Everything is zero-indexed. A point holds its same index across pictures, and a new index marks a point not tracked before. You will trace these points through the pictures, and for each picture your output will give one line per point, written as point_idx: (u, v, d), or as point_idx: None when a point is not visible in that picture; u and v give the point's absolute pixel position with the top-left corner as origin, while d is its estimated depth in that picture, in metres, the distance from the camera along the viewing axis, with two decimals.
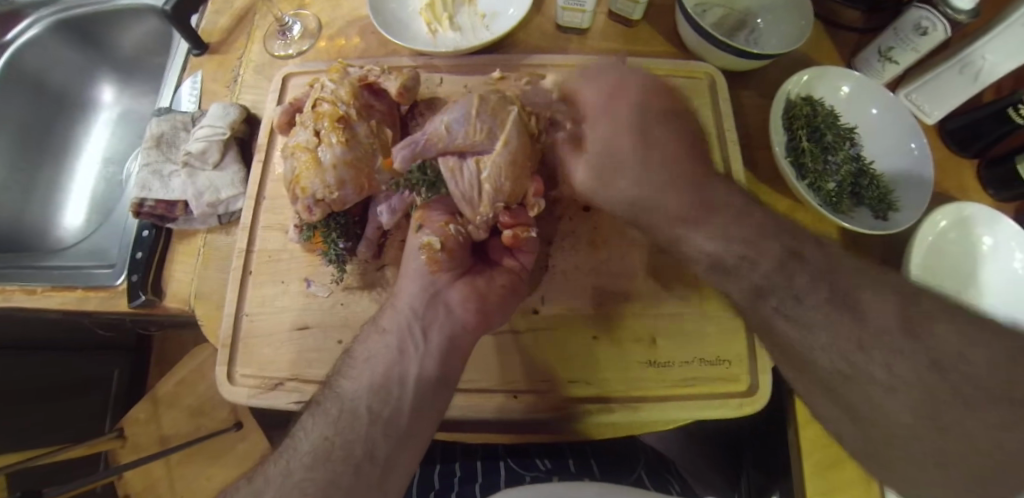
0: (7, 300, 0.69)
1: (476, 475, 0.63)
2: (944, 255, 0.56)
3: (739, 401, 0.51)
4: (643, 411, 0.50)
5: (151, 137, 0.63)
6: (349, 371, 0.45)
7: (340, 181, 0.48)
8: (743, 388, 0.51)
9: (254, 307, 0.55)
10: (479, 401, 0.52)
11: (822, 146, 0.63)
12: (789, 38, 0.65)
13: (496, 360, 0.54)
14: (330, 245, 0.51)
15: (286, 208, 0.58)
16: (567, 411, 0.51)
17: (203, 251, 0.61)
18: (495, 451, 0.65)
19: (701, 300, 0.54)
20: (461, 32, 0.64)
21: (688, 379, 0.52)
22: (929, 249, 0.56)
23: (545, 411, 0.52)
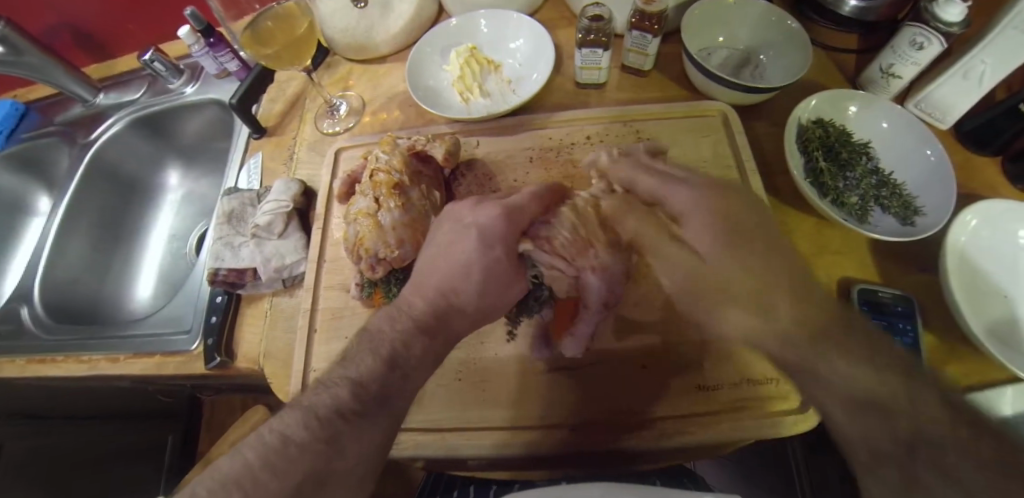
0: (93, 368, 0.76)
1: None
2: (983, 251, 0.58)
3: (793, 418, 0.52)
4: (699, 434, 0.52)
5: (222, 213, 0.71)
6: (348, 375, 0.42)
7: (399, 239, 0.53)
8: (796, 405, 0.53)
9: (321, 361, 0.59)
10: (535, 439, 0.54)
11: (836, 161, 0.66)
12: (792, 66, 0.70)
13: (550, 396, 0.56)
14: (391, 299, 0.56)
15: (346, 268, 0.64)
16: (623, 441, 0.53)
17: (270, 313, 0.67)
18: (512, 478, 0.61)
19: None
20: (491, 98, 0.72)
21: (739, 401, 0.53)
22: (966, 248, 0.57)
23: (599, 441, 0.53)
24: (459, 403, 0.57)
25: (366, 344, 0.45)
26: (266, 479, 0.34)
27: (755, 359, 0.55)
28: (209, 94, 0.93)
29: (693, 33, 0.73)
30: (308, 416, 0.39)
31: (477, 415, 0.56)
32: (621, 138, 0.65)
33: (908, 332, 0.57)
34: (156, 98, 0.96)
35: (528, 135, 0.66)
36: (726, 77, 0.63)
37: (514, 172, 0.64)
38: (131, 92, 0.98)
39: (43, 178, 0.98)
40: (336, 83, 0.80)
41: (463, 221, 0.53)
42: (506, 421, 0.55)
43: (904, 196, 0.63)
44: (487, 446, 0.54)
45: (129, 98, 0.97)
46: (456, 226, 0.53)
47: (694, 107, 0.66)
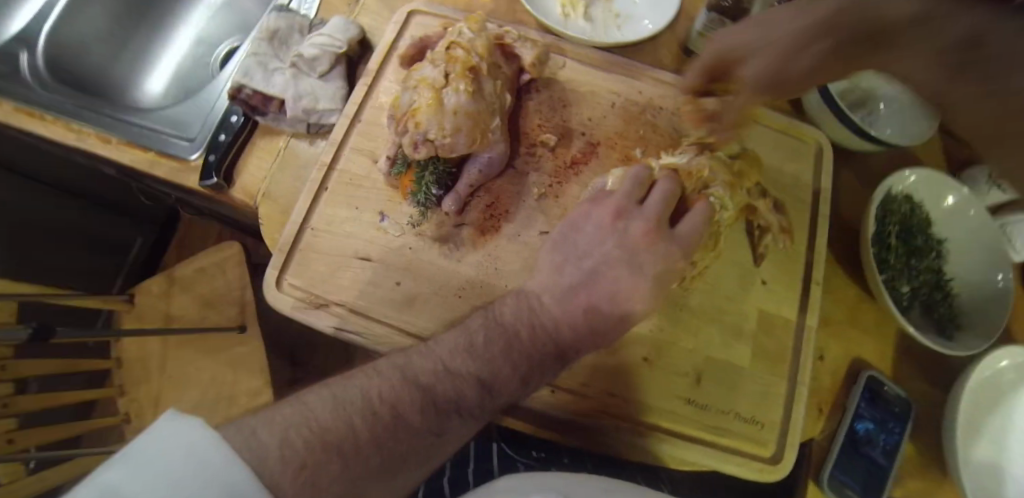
0: (82, 142, 0.69)
1: (469, 457, 0.66)
2: (993, 387, 0.61)
3: (759, 464, 0.51)
4: (667, 446, 0.51)
5: (266, 29, 0.63)
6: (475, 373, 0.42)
7: (455, 126, 0.48)
8: (766, 454, 0.52)
9: (322, 223, 0.54)
10: None
11: (902, 255, 0.64)
12: (904, 130, 0.64)
13: None
14: (423, 187, 0.52)
15: (381, 138, 0.58)
16: (593, 420, 0.51)
17: (284, 154, 0.62)
18: (489, 434, 0.68)
19: (751, 358, 0.55)
20: (593, 24, 0.64)
21: (717, 428, 0.52)
22: (980, 378, 0.60)
23: (574, 412, 0.51)
24: (450, 315, 0.51)
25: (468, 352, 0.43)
26: (368, 450, 0.36)
27: (757, 394, 0.54)
28: None
29: None
30: (424, 398, 0.40)
31: None
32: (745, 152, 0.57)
33: (896, 433, 0.58)
34: None
35: (613, 77, 0.60)
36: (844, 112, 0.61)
37: (590, 109, 0.58)
38: None
39: None
40: None
41: (625, 263, 0.47)
42: None
43: (953, 305, 0.62)
44: None
45: None
46: (619, 258, 0.47)
47: (801, 127, 0.65)
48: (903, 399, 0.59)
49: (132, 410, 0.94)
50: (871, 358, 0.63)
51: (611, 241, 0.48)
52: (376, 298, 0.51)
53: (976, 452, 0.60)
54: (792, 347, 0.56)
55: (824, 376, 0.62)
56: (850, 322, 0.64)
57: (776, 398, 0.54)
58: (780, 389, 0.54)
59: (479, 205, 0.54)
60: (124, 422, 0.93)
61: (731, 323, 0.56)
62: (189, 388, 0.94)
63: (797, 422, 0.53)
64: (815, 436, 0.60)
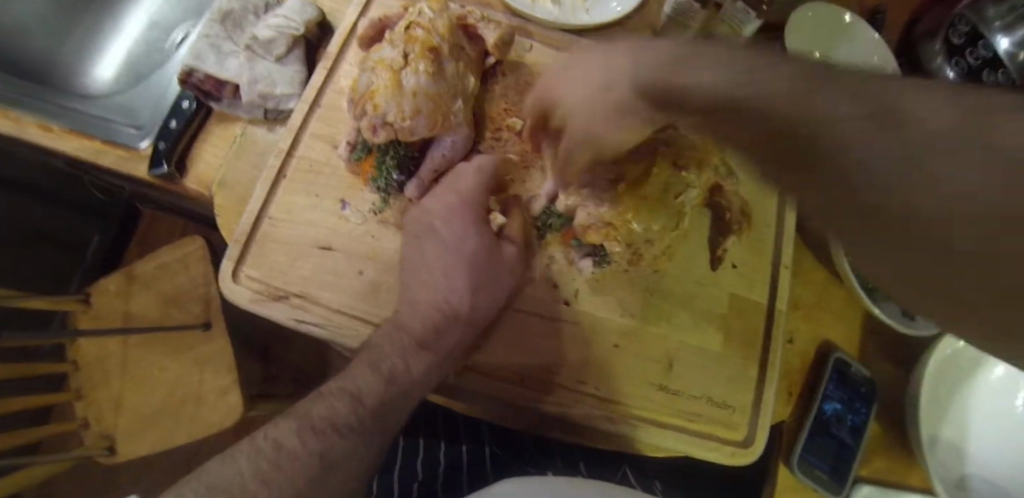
0: (19, 130, 0.65)
1: (462, 463, 0.63)
2: (955, 368, 0.62)
3: (732, 448, 0.52)
4: (643, 433, 0.50)
5: (218, 9, 0.60)
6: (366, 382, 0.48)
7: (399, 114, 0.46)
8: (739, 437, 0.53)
9: (280, 212, 0.52)
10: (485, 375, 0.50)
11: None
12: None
13: (511, 337, 0.51)
14: (383, 172, 0.51)
15: (342, 122, 0.55)
16: (568, 411, 0.50)
17: (239, 141, 0.59)
18: (481, 435, 0.66)
19: (723, 342, 0.55)
20: (562, 9, 0.62)
21: (691, 414, 0.52)
22: (943, 360, 0.61)
23: (547, 400, 0.50)
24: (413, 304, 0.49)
25: (402, 343, 0.47)
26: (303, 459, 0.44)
27: (724, 379, 0.54)
28: None
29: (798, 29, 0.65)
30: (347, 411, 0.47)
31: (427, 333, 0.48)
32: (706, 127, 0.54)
33: (862, 413, 0.60)
34: None
35: None
36: None
37: None
38: None
39: None
40: None
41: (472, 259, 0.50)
42: None
43: None
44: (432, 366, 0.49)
45: None
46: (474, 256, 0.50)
47: None
48: (866, 379, 0.61)
49: (89, 413, 0.90)
50: (840, 338, 0.64)
51: (481, 249, 0.50)
52: (339, 289, 0.49)
53: (939, 433, 0.61)
54: (763, 332, 0.56)
55: (796, 359, 0.62)
56: (819, 305, 0.64)
57: (748, 381, 0.54)
58: (751, 373, 0.55)
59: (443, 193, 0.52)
60: (81, 426, 0.89)
61: (701, 307, 0.55)
62: (152, 390, 0.91)
63: (768, 405, 0.53)
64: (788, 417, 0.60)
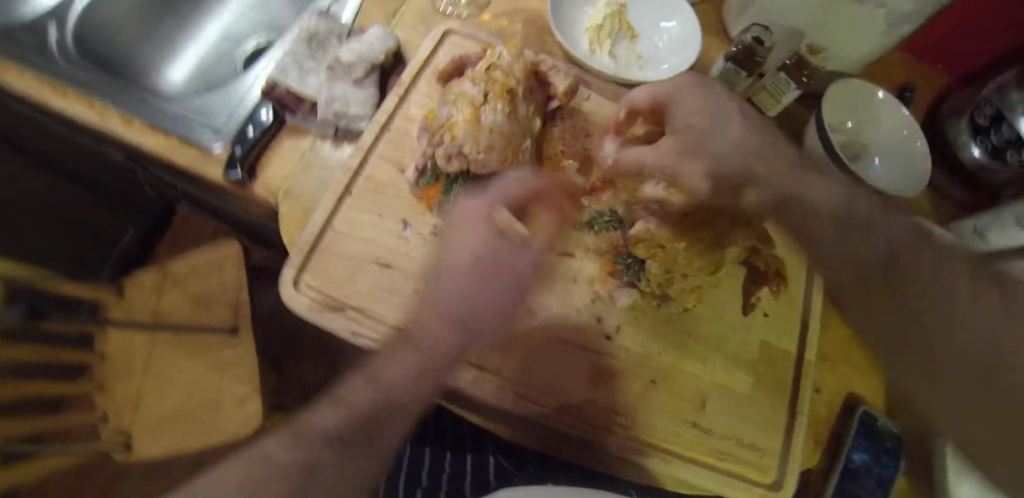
0: (98, 121, 0.67)
1: (466, 471, 0.66)
2: None
3: (760, 490, 0.54)
4: (677, 468, 0.52)
5: (304, 32, 0.65)
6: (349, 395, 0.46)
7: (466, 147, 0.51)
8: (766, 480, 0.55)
9: (344, 225, 0.55)
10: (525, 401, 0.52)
11: None
12: (890, 182, 0.71)
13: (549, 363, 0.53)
14: (450, 201, 0.55)
15: (410, 147, 0.60)
16: (601, 438, 0.52)
17: (307, 154, 0.62)
18: (485, 445, 0.69)
19: (753, 388, 0.57)
20: (616, 61, 0.69)
21: (722, 453, 0.54)
22: None
23: (580, 427, 0.52)
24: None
25: (404, 348, 0.46)
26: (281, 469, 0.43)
27: (755, 422, 0.57)
28: None
29: (831, 103, 0.72)
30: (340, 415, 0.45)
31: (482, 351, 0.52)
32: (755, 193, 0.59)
33: (888, 468, 0.61)
34: None
35: None
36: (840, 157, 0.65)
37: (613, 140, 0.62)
38: None
39: None
40: None
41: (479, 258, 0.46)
42: (501, 370, 0.52)
43: None
44: (478, 385, 0.51)
45: None
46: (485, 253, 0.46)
47: None
48: (894, 435, 0.62)
49: (109, 407, 0.89)
50: (865, 394, 0.65)
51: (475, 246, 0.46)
52: (396, 303, 0.52)
53: None
54: (793, 381, 0.59)
55: (821, 411, 0.64)
56: (845, 360, 0.66)
57: (776, 426, 0.57)
58: (779, 419, 0.57)
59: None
60: (100, 418, 0.88)
61: (734, 351, 0.58)
62: (173, 386, 0.91)
63: (796, 450, 0.55)
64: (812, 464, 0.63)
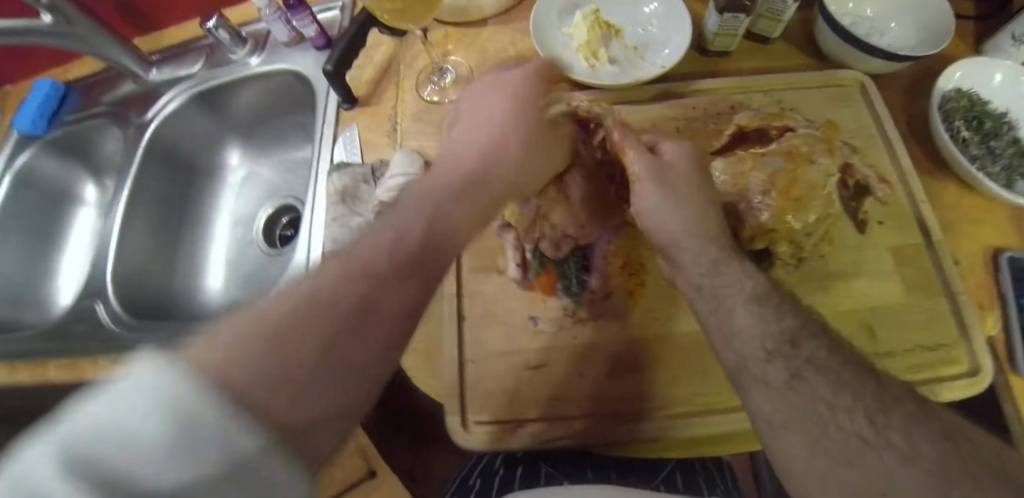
0: None
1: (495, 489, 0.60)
2: None
3: (968, 380, 0.51)
4: None
5: (336, 192, 0.65)
6: (303, 289, 0.31)
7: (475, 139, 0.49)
8: (965, 368, 0.52)
9: (476, 351, 0.57)
10: (704, 420, 0.52)
11: (982, 143, 0.66)
12: (924, 38, 0.69)
13: (709, 377, 0.54)
14: (571, 276, 0.59)
15: (491, 250, 0.61)
16: None
17: None
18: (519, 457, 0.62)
19: (905, 290, 0.56)
20: (619, 65, 0.69)
21: (913, 366, 0.52)
22: None
23: None
24: (625, 372, 0.55)
25: (390, 246, 0.37)
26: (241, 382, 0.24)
27: (916, 319, 0.55)
28: (281, 63, 0.83)
29: None
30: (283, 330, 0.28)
31: (657, 393, 0.54)
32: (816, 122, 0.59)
33: None
34: (216, 70, 0.86)
35: (671, 106, 0.65)
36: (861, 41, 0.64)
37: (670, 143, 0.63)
38: (186, 64, 0.88)
39: (87, 163, 0.92)
40: (436, 47, 0.75)
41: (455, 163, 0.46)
42: (676, 404, 0.53)
43: None
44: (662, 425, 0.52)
45: (185, 72, 0.88)
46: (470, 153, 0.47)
47: (840, 74, 0.67)
48: None
49: None
50: (1006, 242, 0.63)
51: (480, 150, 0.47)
52: (556, 391, 0.55)
53: None
54: (937, 265, 0.56)
55: (970, 277, 0.61)
56: (966, 220, 0.64)
57: (942, 314, 0.54)
58: (943, 307, 0.55)
59: (605, 271, 0.60)
60: None
61: (870, 268, 0.57)
62: None
63: (977, 326, 0.53)
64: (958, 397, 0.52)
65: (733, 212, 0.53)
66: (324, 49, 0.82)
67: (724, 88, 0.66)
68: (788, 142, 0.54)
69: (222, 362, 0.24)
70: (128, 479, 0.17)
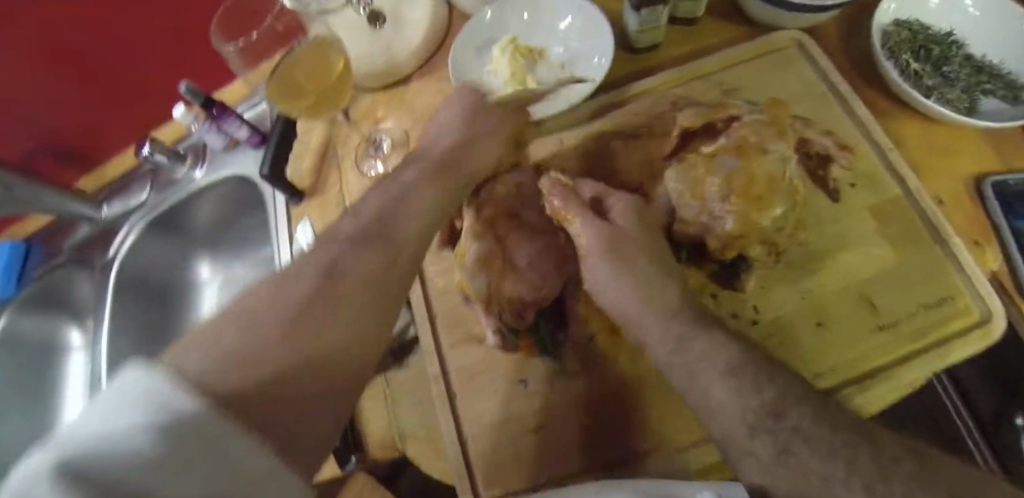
0: None
1: None
2: None
3: (980, 331, 0.49)
4: (898, 378, 0.49)
5: None
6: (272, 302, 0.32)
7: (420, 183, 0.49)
8: (976, 318, 0.49)
9: (474, 424, 0.55)
10: None
11: (933, 70, 0.63)
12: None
13: None
14: (547, 334, 0.57)
15: (466, 314, 0.60)
16: None
17: (390, 390, 0.62)
18: None
19: (894, 251, 0.53)
20: (551, 88, 0.67)
21: (921, 330, 0.50)
22: None
23: None
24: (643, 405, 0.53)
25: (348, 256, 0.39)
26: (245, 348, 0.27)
27: (913, 279, 0.52)
28: (222, 171, 0.84)
29: None
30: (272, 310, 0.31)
31: (669, 425, 0.52)
32: (760, 104, 0.57)
33: None
34: (163, 193, 0.87)
35: (613, 117, 0.63)
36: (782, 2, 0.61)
37: (617, 160, 0.60)
38: (136, 194, 0.89)
39: (67, 311, 0.92)
40: (364, 118, 0.75)
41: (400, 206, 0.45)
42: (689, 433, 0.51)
43: (1005, 76, 0.61)
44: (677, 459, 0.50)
45: (135, 202, 0.89)
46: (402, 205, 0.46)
47: (773, 38, 0.64)
48: None
49: None
50: (984, 168, 0.59)
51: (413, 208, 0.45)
52: (561, 446, 0.53)
53: None
54: (920, 216, 0.54)
55: (955, 214, 0.58)
56: (937, 156, 0.61)
57: (937, 267, 0.52)
58: (938, 258, 0.52)
59: (585, 307, 0.57)
60: None
61: (854, 237, 0.54)
62: None
63: (976, 271, 0.50)
64: (907, 393, 0.50)
65: (697, 223, 0.51)
66: (261, 146, 0.82)
67: (659, 86, 0.64)
68: (737, 134, 0.52)
69: (222, 346, 0.26)
70: (104, 459, 0.17)
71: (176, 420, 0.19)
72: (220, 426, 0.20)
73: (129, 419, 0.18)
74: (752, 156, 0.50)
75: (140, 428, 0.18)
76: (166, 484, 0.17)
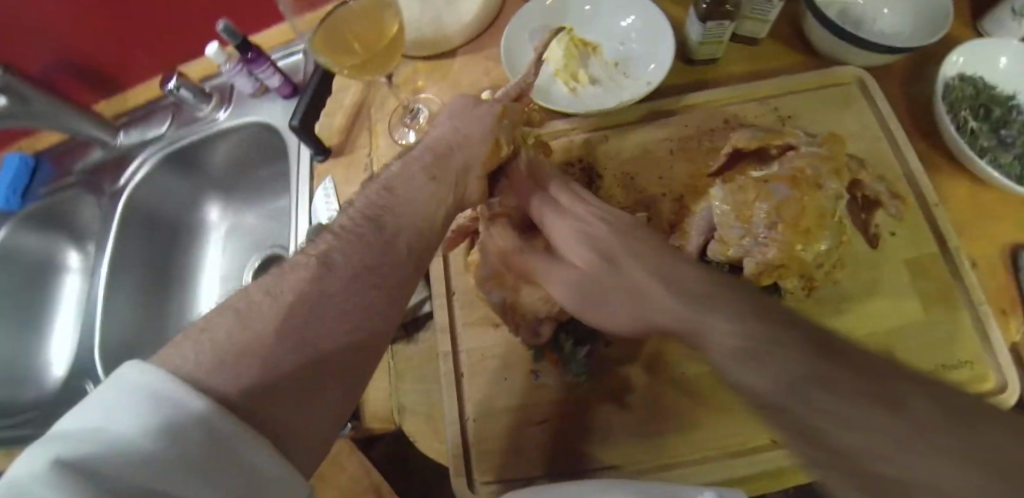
0: None
1: None
2: None
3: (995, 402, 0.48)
4: None
5: None
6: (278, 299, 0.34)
7: (433, 180, 0.46)
8: (992, 388, 0.49)
9: (478, 410, 0.55)
10: (721, 470, 0.50)
11: (989, 132, 0.62)
12: (921, 23, 0.64)
13: (726, 422, 0.52)
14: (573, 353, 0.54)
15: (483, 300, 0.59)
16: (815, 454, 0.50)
17: (394, 365, 0.59)
18: None
19: (924, 306, 0.52)
20: (602, 85, 0.65)
21: None
22: None
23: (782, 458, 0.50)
24: (649, 418, 0.53)
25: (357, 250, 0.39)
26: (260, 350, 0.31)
27: (938, 338, 0.51)
28: (249, 116, 0.81)
29: None
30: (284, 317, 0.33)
31: (670, 442, 0.52)
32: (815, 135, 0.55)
33: None
34: (184, 129, 0.84)
35: (661, 125, 0.61)
36: (853, 35, 0.59)
37: (659, 169, 0.59)
38: (155, 125, 0.86)
39: (70, 233, 0.89)
40: (403, 86, 0.73)
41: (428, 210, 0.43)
42: (690, 454, 0.51)
43: None
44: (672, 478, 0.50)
45: (154, 133, 0.86)
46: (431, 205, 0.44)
47: (835, 71, 0.63)
48: None
49: None
50: None
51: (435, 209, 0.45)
52: (559, 446, 0.53)
53: None
54: (956, 276, 0.53)
55: (988, 278, 0.57)
56: (979, 218, 0.59)
57: (965, 330, 0.51)
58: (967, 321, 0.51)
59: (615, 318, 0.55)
60: None
61: (886, 286, 0.54)
62: None
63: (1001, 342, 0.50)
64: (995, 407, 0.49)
65: (738, 245, 0.50)
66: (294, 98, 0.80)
67: (712, 102, 0.63)
68: (791, 164, 0.51)
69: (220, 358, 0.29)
70: (121, 450, 0.24)
71: (186, 423, 0.25)
72: (222, 428, 0.26)
73: (148, 419, 0.25)
74: (802, 188, 0.49)
75: (149, 432, 0.24)
76: (165, 469, 0.24)
